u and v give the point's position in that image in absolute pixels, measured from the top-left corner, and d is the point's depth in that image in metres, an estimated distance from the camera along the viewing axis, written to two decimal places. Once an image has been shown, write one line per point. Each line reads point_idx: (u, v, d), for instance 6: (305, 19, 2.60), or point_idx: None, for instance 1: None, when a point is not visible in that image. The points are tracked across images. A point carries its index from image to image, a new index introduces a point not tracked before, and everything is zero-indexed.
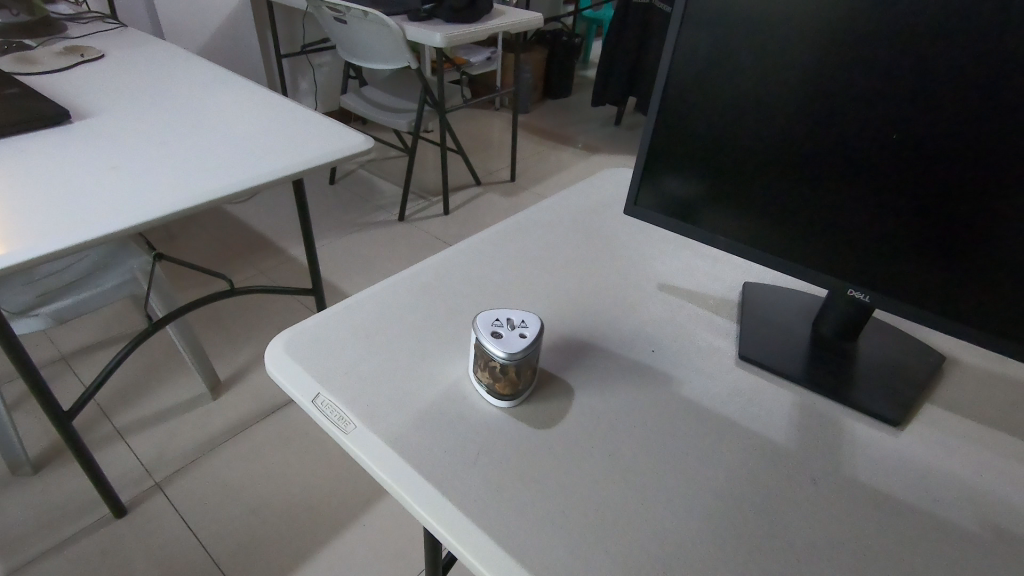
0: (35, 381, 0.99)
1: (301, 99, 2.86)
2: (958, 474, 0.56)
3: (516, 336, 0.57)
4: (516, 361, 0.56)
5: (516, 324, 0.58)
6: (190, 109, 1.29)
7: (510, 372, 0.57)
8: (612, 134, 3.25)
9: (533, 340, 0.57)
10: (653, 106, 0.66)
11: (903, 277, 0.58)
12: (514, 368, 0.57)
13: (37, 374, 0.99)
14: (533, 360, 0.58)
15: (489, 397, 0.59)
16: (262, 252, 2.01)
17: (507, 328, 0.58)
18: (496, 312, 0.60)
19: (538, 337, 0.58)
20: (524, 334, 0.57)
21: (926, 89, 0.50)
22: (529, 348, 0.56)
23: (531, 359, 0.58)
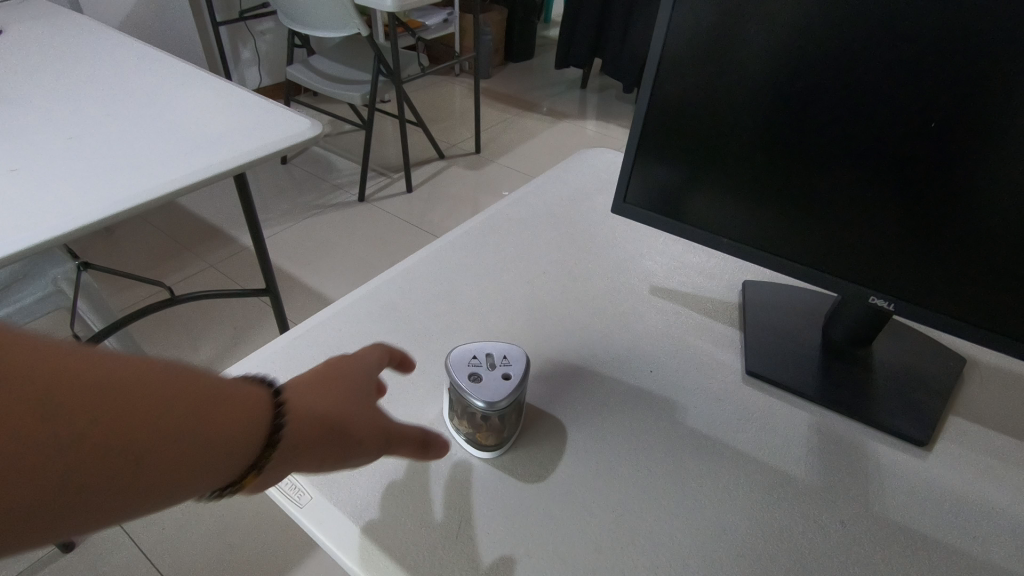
0: None
1: (244, 71, 2.65)
2: (996, 505, 0.50)
3: (501, 376, 0.49)
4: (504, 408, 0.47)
5: (499, 360, 0.51)
6: (107, 95, 1.13)
7: (494, 420, 0.49)
8: (578, 98, 3.12)
9: (521, 380, 0.49)
10: (643, 89, 0.56)
11: (932, 285, 0.51)
12: (500, 416, 0.49)
13: None
14: (521, 402, 0.51)
15: (470, 448, 0.51)
16: (211, 243, 1.86)
17: (488, 366, 0.50)
18: (475, 345, 0.52)
19: (526, 376, 0.50)
20: (511, 372, 0.49)
21: (970, 68, 0.42)
22: (516, 391, 0.48)
23: (518, 401, 0.50)
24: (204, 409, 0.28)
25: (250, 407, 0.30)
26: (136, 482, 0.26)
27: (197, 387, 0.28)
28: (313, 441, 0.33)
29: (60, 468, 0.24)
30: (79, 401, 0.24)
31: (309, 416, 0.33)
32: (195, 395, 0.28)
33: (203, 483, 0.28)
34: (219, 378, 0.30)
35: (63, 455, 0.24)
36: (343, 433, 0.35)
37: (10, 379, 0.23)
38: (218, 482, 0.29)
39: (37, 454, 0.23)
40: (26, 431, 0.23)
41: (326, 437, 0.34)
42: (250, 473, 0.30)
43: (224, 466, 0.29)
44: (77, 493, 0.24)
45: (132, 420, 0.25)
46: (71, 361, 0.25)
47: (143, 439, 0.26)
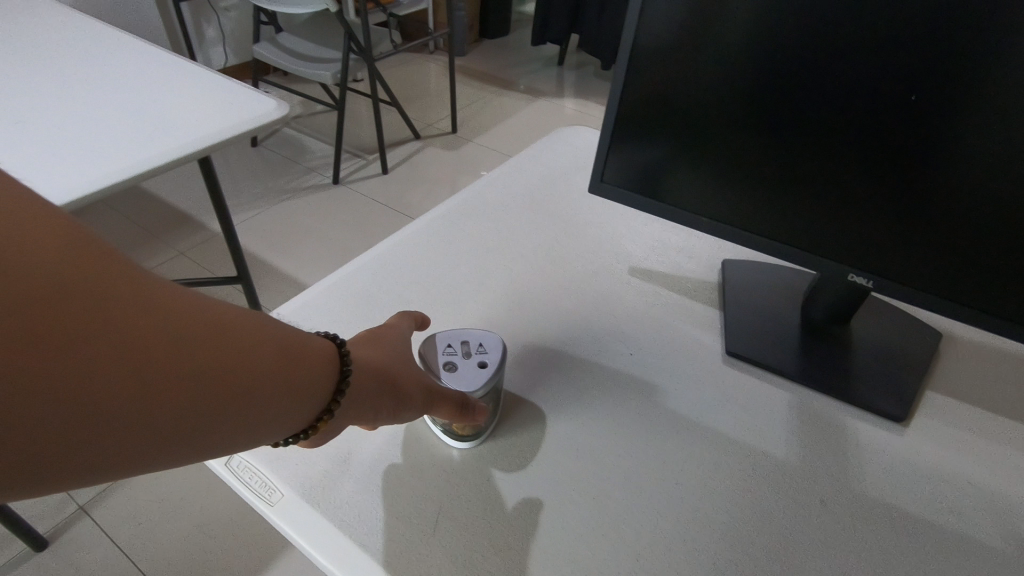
0: None
1: (209, 50, 2.55)
2: (971, 478, 0.51)
3: (476, 364, 0.48)
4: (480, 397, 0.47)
5: (474, 347, 0.49)
6: (58, 76, 1.07)
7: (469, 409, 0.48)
8: (555, 75, 3.08)
9: (497, 369, 0.48)
10: (619, 64, 0.54)
11: (913, 263, 0.50)
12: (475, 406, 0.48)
13: None
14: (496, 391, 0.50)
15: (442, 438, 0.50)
16: (180, 230, 1.80)
17: (462, 353, 0.49)
18: (449, 333, 0.50)
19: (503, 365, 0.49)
20: (486, 360, 0.48)
21: (952, 37, 0.41)
22: (490, 379, 0.47)
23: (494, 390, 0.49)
24: (288, 360, 0.31)
25: (318, 363, 0.33)
26: (237, 420, 0.28)
27: (283, 341, 0.31)
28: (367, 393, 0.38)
29: (187, 400, 0.26)
30: (203, 341, 0.27)
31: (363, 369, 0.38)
32: (281, 347, 0.31)
33: (279, 429, 0.31)
34: (294, 334, 0.33)
35: (191, 389, 0.26)
36: (395, 389, 0.40)
37: (147, 312, 0.25)
38: (288, 428, 0.32)
39: (171, 384, 0.25)
40: (167, 362, 0.25)
41: (378, 389, 0.39)
42: (315, 423, 0.34)
43: (296, 413, 0.32)
44: (191, 427, 0.27)
45: (242, 364, 0.28)
46: (191, 304, 0.27)
47: (249, 382, 0.29)
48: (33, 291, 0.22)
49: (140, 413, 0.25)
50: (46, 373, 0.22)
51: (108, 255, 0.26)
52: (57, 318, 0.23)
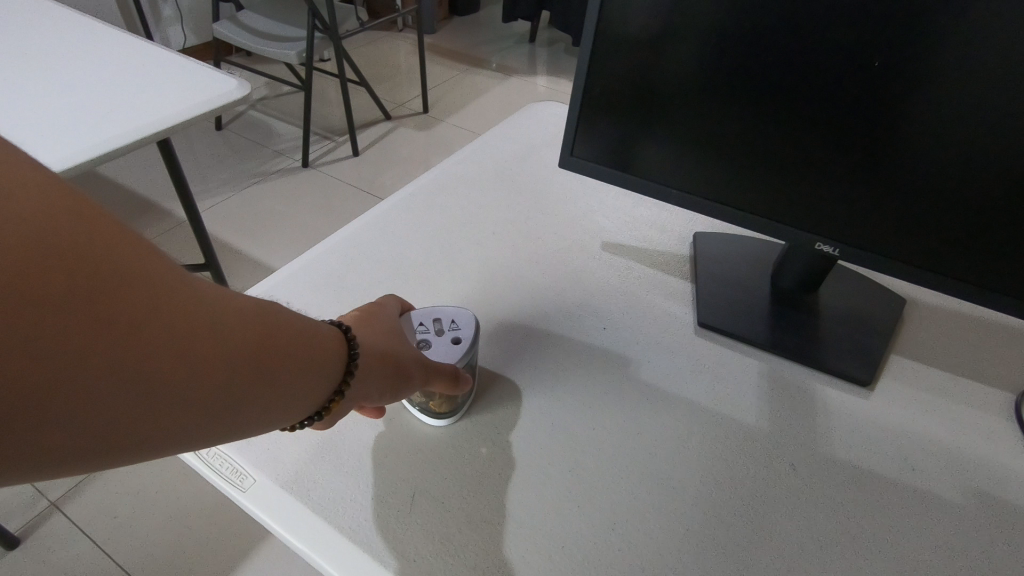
0: None
1: (166, 30, 2.45)
2: (933, 436, 0.52)
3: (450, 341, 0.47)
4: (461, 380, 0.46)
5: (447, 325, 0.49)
6: (2, 57, 1.01)
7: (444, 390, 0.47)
8: (527, 52, 3.04)
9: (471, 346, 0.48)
10: (585, 34, 0.53)
11: (877, 232, 0.51)
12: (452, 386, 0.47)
13: None
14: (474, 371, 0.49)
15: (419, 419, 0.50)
16: (144, 218, 1.75)
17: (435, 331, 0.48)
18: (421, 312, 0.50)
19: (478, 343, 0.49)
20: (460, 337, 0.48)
21: (913, 1, 0.41)
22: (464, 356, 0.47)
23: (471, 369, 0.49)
24: (294, 350, 0.31)
25: (323, 352, 0.33)
26: (240, 411, 0.28)
27: (289, 331, 0.31)
28: (371, 373, 0.38)
29: (194, 391, 0.26)
30: (215, 331, 0.27)
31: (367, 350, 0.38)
32: (287, 337, 0.31)
33: (284, 417, 0.31)
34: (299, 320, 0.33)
35: (199, 380, 0.26)
36: (401, 368, 0.41)
37: (160, 303, 0.25)
38: (292, 416, 0.32)
39: (179, 375, 0.25)
40: (183, 359, 0.25)
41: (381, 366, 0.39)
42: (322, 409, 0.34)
43: (301, 402, 0.32)
44: (196, 417, 0.26)
45: (249, 354, 0.28)
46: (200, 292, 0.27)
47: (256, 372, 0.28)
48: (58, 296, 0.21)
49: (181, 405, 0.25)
50: (56, 366, 0.21)
51: (122, 240, 0.25)
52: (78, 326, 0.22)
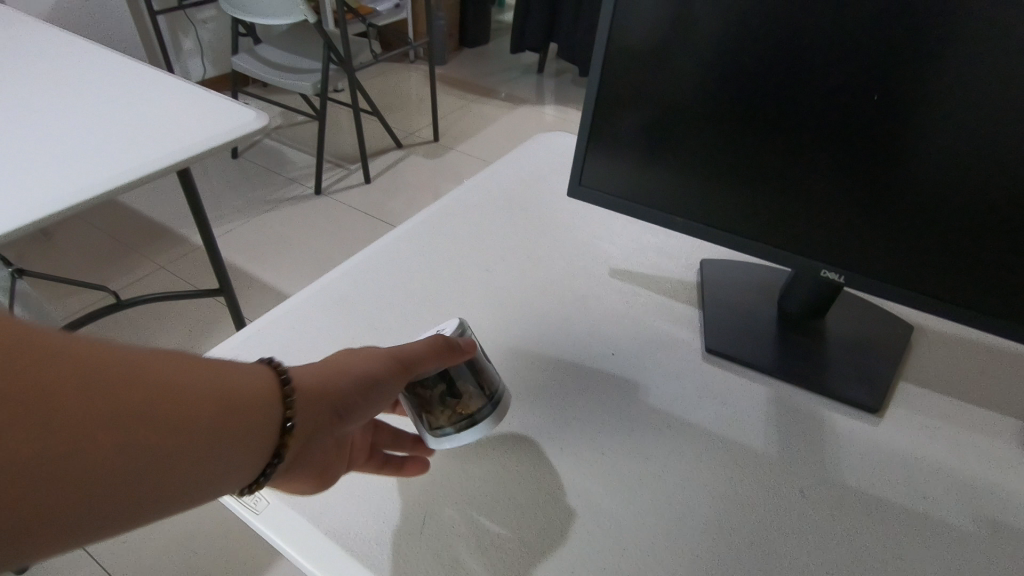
0: None
1: (187, 62, 2.54)
2: (944, 464, 0.52)
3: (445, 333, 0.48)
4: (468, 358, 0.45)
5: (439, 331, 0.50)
6: (31, 89, 1.06)
7: (461, 380, 0.45)
8: (535, 82, 3.10)
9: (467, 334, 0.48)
10: (593, 69, 0.56)
11: (882, 259, 0.52)
12: (468, 376, 0.45)
13: None
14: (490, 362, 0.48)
15: (454, 437, 0.45)
16: (160, 244, 1.78)
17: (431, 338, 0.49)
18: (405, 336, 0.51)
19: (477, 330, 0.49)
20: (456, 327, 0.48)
21: (908, 38, 0.42)
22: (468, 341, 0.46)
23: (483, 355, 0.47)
24: (226, 410, 0.32)
25: (262, 399, 0.34)
26: (185, 476, 0.31)
27: (216, 391, 0.32)
28: (319, 394, 0.38)
29: (124, 476, 0.29)
30: (129, 415, 0.29)
31: (306, 374, 0.38)
32: (216, 397, 0.32)
33: (240, 471, 0.33)
34: (233, 372, 0.34)
35: (124, 465, 0.29)
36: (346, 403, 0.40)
37: (71, 411, 0.27)
38: (253, 468, 0.34)
39: (100, 466, 0.28)
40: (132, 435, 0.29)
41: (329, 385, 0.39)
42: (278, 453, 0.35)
43: (251, 454, 0.33)
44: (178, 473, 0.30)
45: (171, 427, 0.30)
46: (112, 382, 0.29)
47: (183, 442, 0.30)
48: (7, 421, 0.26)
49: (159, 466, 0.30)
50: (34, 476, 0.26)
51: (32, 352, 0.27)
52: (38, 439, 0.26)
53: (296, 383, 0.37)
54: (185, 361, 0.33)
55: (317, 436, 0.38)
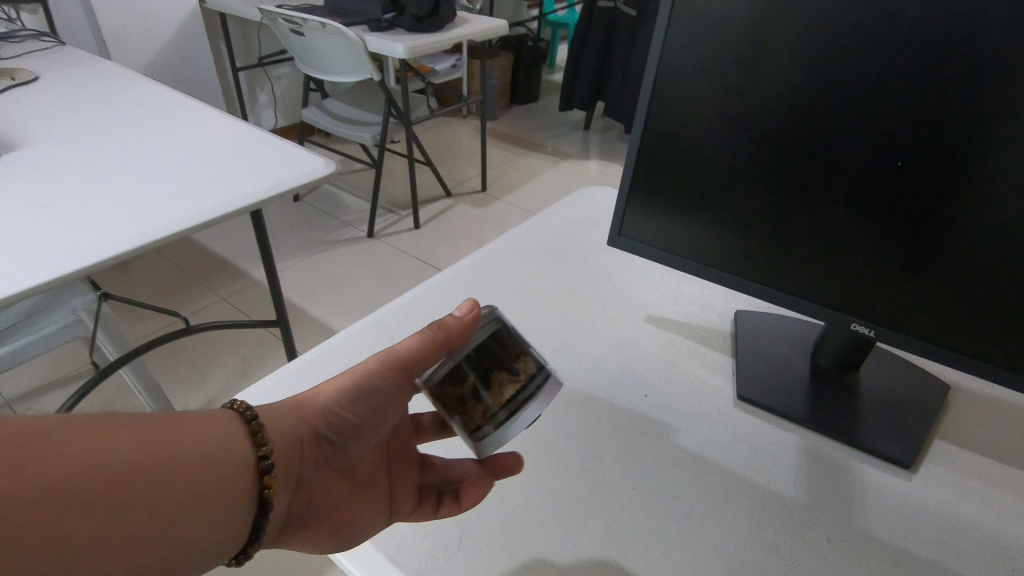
0: None
1: (260, 112, 2.76)
2: (978, 523, 0.52)
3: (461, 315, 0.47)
4: (484, 335, 0.44)
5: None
6: (132, 135, 1.19)
7: (489, 366, 0.43)
8: (581, 138, 3.22)
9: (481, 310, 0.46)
10: (635, 131, 0.62)
11: (912, 315, 0.54)
12: (497, 360, 0.44)
13: None
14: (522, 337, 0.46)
15: (503, 431, 0.44)
16: (223, 277, 1.91)
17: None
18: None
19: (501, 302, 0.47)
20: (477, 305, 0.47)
21: (928, 112, 0.47)
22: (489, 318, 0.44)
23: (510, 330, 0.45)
24: (198, 472, 0.38)
25: (228, 454, 0.40)
26: (195, 525, 0.37)
27: (184, 456, 0.38)
28: (294, 422, 0.45)
29: (134, 548, 0.35)
30: (116, 502, 0.34)
31: (284, 405, 0.45)
32: (185, 463, 0.37)
33: (234, 519, 0.40)
34: (198, 427, 0.40)
35: (128, 542, 0.34)
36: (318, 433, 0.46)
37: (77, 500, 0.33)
38: (246, 515, 0.40)
39: (113, 549, 0.34)
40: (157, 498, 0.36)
41: (308, 410, 0.46)
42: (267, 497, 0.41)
43: (239, 503, 0.40)
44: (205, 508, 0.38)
45: (154, 499, 0.36)
46: (87, 477, 0.33)
47: (170, 507, 0.36)
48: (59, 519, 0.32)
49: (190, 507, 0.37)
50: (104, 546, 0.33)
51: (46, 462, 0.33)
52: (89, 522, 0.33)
53: (267, 417, 0.44)
54: (137, 433, 0.37)
55: (302, 466, 0.45)
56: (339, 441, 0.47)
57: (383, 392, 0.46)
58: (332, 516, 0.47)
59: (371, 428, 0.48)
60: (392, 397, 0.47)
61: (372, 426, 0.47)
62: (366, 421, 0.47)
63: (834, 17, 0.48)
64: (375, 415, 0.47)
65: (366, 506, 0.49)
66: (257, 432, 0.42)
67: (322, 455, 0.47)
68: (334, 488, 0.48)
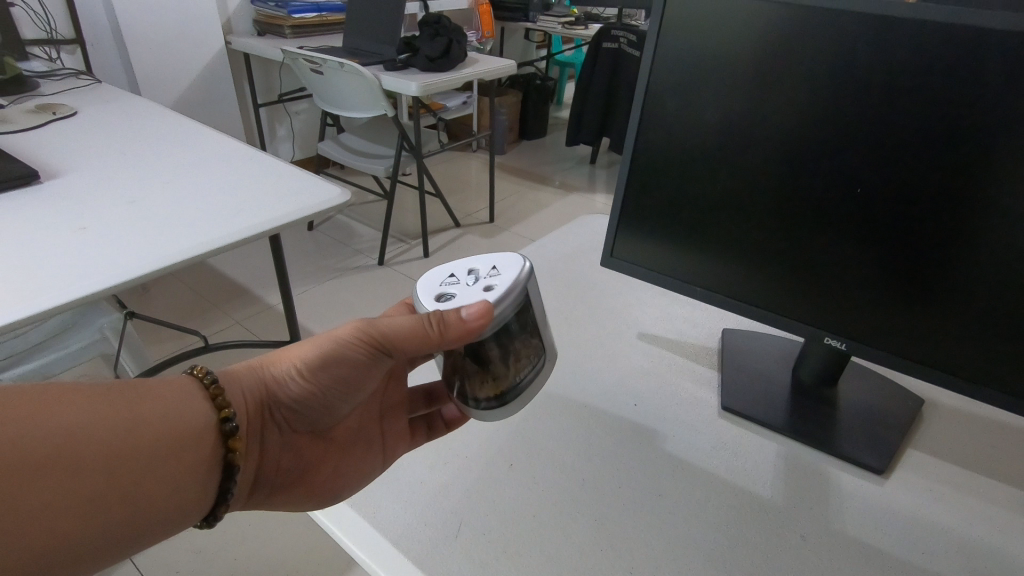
0: None
1: (278, 146, 2.88)
2: (944, 524, 0.55)
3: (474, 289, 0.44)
4: (492, 332, 0.43)
5: (471, 274, 0.46)
6: (162, 165, 1.28)
7: (489, 358, 0.46)
8: (588, 172, 3.31)
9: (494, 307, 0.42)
10: (625, 161, 0.68)
11: (878, 328, 0.59)
12: (500, 349, 0.45)
13: None
14: (530, 316, 0.46)
15: (495, 413, 0.48)
16: (238, 302, 1.98)
17: (464, 285, 0.45)
18: (422, 284, 0.48)
19: (519, 281, 0.44)
20: (491, 281, 0.44)
21: (882, 144, 0.53)
22: (501, 310, 0.42)
23: (518, 314, 0.45)
24: (155, 438, 0.42)
25: (184, 423, 0.45)
26: (176, 482, 0.43)
27: (153, 417, 0.43)
28: (253, 388, 0.52)
29: (94, 504, 0.39)
30: (103, 464, 0.40)
31: (249, 372, 0.53)
32: (147, 425, 0.42)
33: (210, 476, 0.46)
34: (160, 389, 0.45)
35: (88, 499, 0.39)
36: (269, 396, 0.53)
37: (73, 467, 0.39)
38: (211, 474, 0.46)
39: (74, 504, 0.38)
40: (141, 459, 0.41)
41: (271, 375, 0.53)
42: (233, 460, 0.47)
43: (202, 465, 0.45)
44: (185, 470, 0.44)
45: (135, 457, 0.41)
46: (48, 441, 0.38)
47: (151, 462, 0.42)
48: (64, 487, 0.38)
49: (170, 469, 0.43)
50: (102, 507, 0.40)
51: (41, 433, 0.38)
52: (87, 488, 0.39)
53: (229, 380, 0.51)
54: (91, 399, 0.41)
55: (264, 432, 0.53)
56: (301, 406, 0.54)
57: (347, 361, 0.51)
58: (305, 478, 0.55)
59: (327, 391, 0.53)
60: (355, 365, 0.52)
61: (334, 393, 0.54)
62: (329, 388, 0.53)
63: (796, 63, 0.55)
64: (333, 380, 0.53)
65: (339, 467, 0.56)
66: (216, 395, 0.47)
67: (284, 417, 0.54)
68: (305, 450, 0.56)
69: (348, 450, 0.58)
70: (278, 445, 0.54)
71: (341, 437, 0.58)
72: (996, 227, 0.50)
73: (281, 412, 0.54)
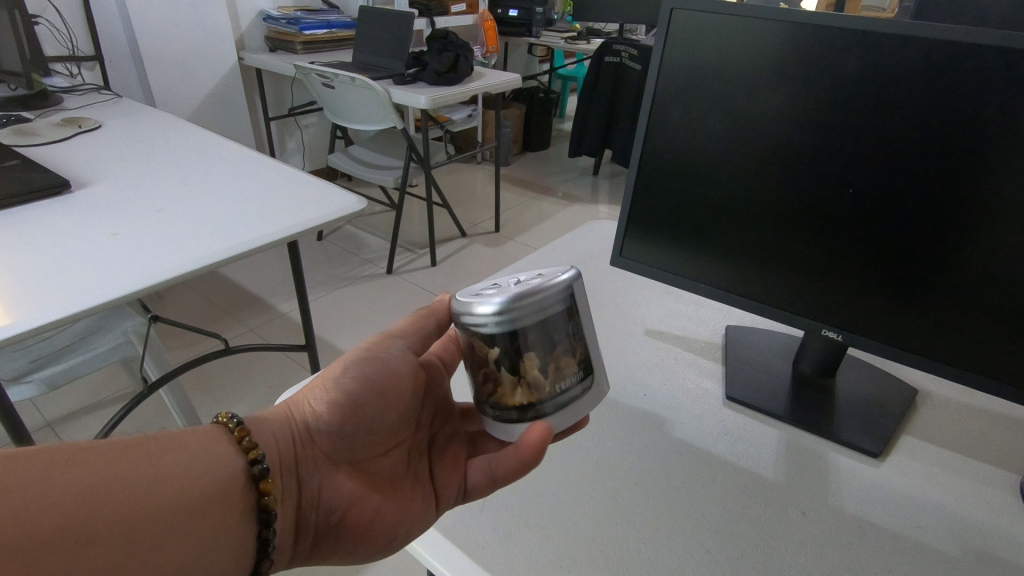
0: (12, 425, 0.94)
1: (289, 158, 2.95)
2: (936, 502, 0.59)
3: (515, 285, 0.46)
4: (531, 323, 0.44)
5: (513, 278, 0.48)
6: (185, 175, 1.33)
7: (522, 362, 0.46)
8: (590, 183, 3.37)
9: (527, 290, 0.44)
10: (631, 165, 0.73)
11: (872, 318, 0.63)
12: (537, 349, 0.46)
13: (17, 418, 0.95)
14: (576, 324, 0.48)
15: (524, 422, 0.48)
16: (252, 310, 2.03)
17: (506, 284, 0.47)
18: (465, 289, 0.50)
19: (561, 281, 0.46)
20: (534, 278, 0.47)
21: (870, 146, 0.57)
22: (538, 299, 0.44)
23: (563, 313, 0.47)
24: (178, 495, 0.40)
25: (208, 477, 0.43)
26: (204, 539, 0.41)
27: (173, 470, 0.41)
28: (284, 425, 0.51)
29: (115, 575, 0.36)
30: (125, 527, 0.37)
31: (281, 410, 0.53)
32: (168, 482, 0.40)
33: (241, 530, 0.44)
34: (178, 443, 0.44)
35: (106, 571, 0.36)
36: (303, 431, 0.52)
37: (89, 532, 0.36)
38: (248, 527, 0.44)
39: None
40: (162, 519, 0.39)
41: (301, 409, 0.53)
42: (268, 504, 0.45)
43: (236, 514, 0.43)
44: (212, 525, 0.42)
45: (156, 517, 0.39)
46: (62, 505, 0.36)
47: (173, 520, 0.40)
48: (82, 557, 0.35)
49: (195, 527, 0.41)
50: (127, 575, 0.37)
51: (57, 499, 0.36)
52: (108, 555, 0.36)
53: (258, 422, 0.50)
54: (103, 460, 0.39)
55: (302, 471, 0.51)
56: (337, 436, 0.53)
57: (369, 367, 0.55)
58: (353, 526, 0.51)
59: (359, 412, 0.53)
60: (374, 371, 0.55)
61: (368, 411, 0.54)
62: (361, 409, 0.54)
63: (787, 73, 0.60)
64: (360, 394, 0.54)
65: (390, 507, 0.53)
66: (244, 436, 0.47)
67: (321, 454, 0.52)
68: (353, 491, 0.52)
69: (398, 491, 0.54)
70: (320, 488, 0.51)
71: (390, 476, 0.55)
72: (977, 217, 0.54)
73: (320, 447, 0.53)
